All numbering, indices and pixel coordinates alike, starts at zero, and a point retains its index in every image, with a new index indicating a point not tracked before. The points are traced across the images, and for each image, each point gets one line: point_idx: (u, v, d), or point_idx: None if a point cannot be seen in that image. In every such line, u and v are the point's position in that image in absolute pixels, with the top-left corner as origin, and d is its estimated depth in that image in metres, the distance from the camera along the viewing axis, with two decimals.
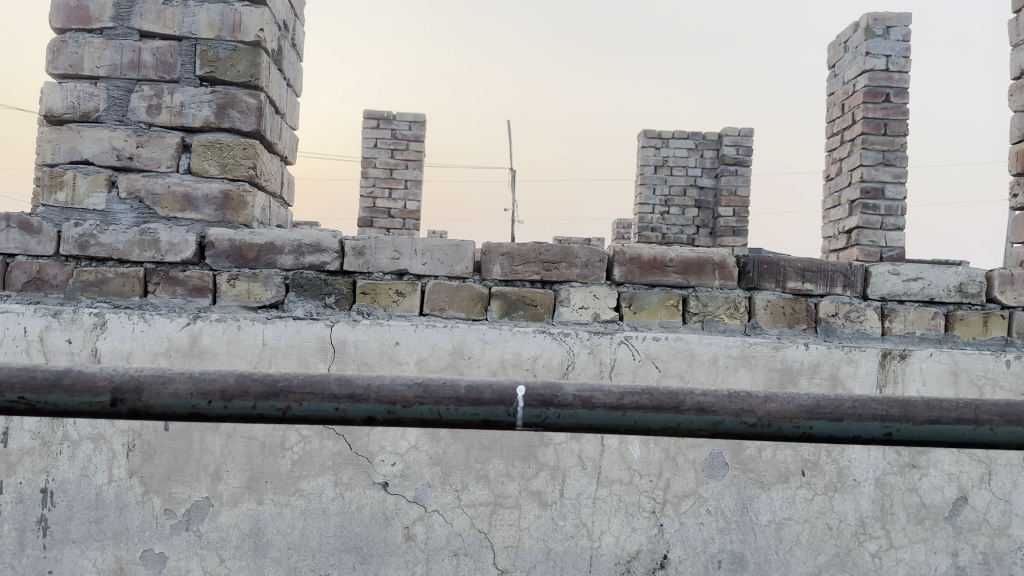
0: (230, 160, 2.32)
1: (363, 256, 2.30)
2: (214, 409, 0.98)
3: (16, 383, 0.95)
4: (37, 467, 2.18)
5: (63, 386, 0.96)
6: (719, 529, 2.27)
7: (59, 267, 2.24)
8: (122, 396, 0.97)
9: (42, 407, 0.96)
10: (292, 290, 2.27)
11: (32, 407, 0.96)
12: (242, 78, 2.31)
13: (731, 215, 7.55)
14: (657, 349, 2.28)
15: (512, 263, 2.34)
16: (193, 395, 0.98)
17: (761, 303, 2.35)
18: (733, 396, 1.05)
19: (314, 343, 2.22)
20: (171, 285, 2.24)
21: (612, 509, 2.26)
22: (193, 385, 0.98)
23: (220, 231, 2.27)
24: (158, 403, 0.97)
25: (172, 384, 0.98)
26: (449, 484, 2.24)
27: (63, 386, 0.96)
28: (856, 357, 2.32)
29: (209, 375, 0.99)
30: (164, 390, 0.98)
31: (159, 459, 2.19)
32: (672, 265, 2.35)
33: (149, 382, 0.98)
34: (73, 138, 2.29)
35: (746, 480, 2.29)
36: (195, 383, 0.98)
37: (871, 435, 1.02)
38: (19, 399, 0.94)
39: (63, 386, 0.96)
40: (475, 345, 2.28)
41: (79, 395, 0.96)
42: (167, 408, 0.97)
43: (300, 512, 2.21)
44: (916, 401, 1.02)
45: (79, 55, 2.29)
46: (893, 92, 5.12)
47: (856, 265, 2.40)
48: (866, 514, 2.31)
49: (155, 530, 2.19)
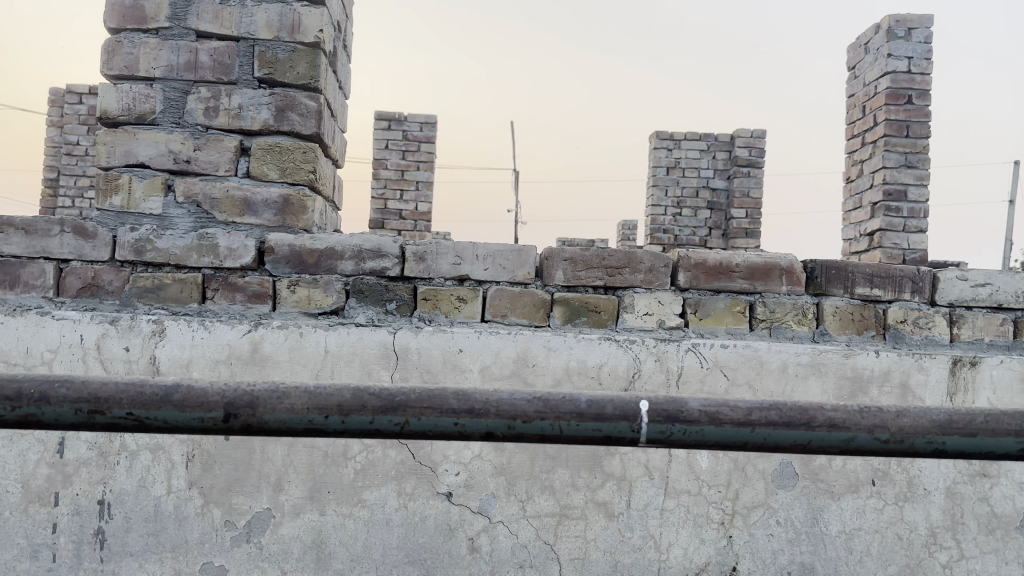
0: (289, 164, 2.28)
1: (424, 261, 2.25)
2: (329, 425, 0.98)
3: (124, 399, 0.94)
4: (94, 478, 2.13)
5: (172, 402, 0.95)
6: (789, 540, 2.23)
7: (115, 272, 2.19)
8: (235, 412, 0.96)
9: (151, 423, 0.94)
10: (353, 296, 2.22)
11: (139, 424, 0.94)
12: (301, 80, 2.27)
13: (745, 217, 7.53)
14: (725, 356, 2.24)
15: (575, 268, 2.29)
16: (309, 410, 0.97)
17: (830, 309, 2.31)
18: (866, 411, 1.07)
19: (377, 350, 2.17)
20: (230, 292, 2.19)
21: (681, 520, 2.21)
22: (308, 400, 0.98)
23: (280, 236, 2.22)
24: (273, 418, 0.97)
25: (288, 398, 0.98)
26: (514, 494, 2.19)
27: (173, 401, 0.95)
28: (926, 364, 2.28)
29: (325, 390, 0.99)
30: (280, 405, 0.97)
31: (220, 469, 2.14)
32: (738, 271, 2.30)
33: (263, 398, 0.97)
34: (129, 140, 2.24)
35: (816, 489, 2.25)
36: (311, 396, 0.98)
37: (1005, 449, 1.05)
38: (128, 414, 0.93)
39: (174, 402, 0.95)
40: (540, 352, 2.23)
41: (190, 411, 0.96)
42: (283, 424, 0.96)
43: (363, 523, 2.16)
44: None
45: (134, 55, 2.24)
46: (915, 94, 5.08)
47: (924, 270, 2.36)
48: (936, 525, 2.27)
49: (215, 542, 2.14)
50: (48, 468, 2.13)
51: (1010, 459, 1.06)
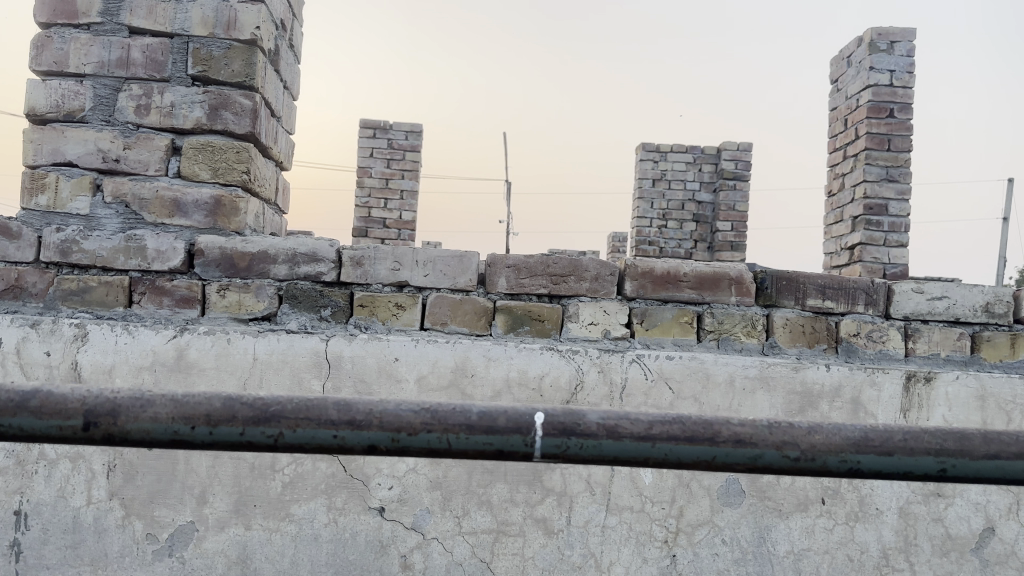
0: (222, 164, 2.20)
1: (361, 266, 2.18)
2: (197, 436, 0.93)
3: None
4: (11, 487, 2.04)
5: (29, 409, 0.91)
6: (734, 560, 2.15)
7: (39, 274, 2.11)
8: (95, 421, 0.92)
9: (5, 430, 0.90)
10: (286, 302, 2.15)
11: None
12: (236, 78, 2.20)
13: (729, 230, 7.45)
14: (670, 368, 2.16)
15: (518, 275, 2.22)
16: (174, 420, 0.93)
17: (780, 321, 2.24)
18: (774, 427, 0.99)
19: (308, 358, 2.10)
20: (157, 296, 2.11)
21: (622, 538, 2.13)
22: (175, 409, 0.94)
23: (211, 238, 2.15)
24: (136, 427, 0.92)
25: (152, 407, 0.94)
26: (450, 510, 2.11)
27: (29, 408, 0.92)
28: (879, 379, 2.21)
29: (194, 399, 0.95)
30: (143, 414, 0.93)
31: (142, 480, 2.06)
32: (686, 280, 2.24)
33: (126, 406, 0.93)
34: (56, 138, 2.16)
35: (764, 508, 2.17)
36: (177, 406, 0.94)
37: (925, 471, 0.99)
38: None
39: (28, 409, 0.91)
40: (479, 362, 2.15)
41: (47, 418, 0.92)
42: (145, 433, 0.92)
43: (290, 538, 2.08)
44: (972, 435, 0.99)
45: (64, 51, 2.17)
46: (897, 107, 5.04)
47: (878, 282, 2.29)
48: (888, 545, 2.20)
49: (136, 556, 2.05)
50: None
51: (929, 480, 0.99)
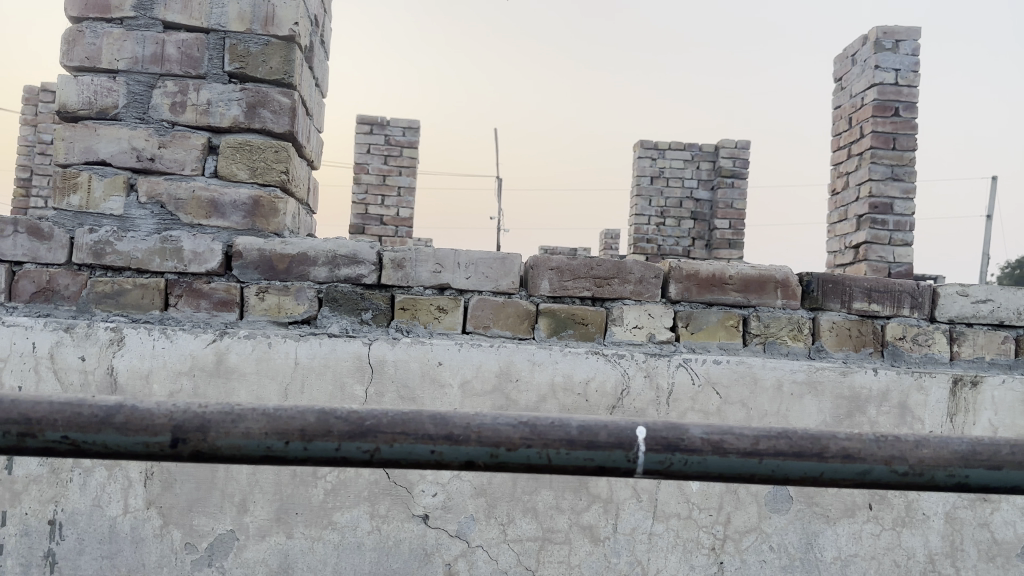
0: (260, 164, 2.15)
1: (402, 269, 2.13)
2: (291, 451, 0.95)
3: (62, 421, 0.90)
4: (44, 496, 1.98)
5: (115, 425, 0.91)
6: (782, 567, 2.13)
7: (71, 276, 2.05)
8: (183, 437, 0.92)
9: (91, 447, 0.91)
10: (326, 305, 2.10)
11: (78, 447, 0.91)
12: (274, 75, 2.14)
13: (727, 228, 7.43)
14: (717, 373, 2.13)
15: (562, 278, 2.18)
16: (266, 435, 0.94)
17: (826, 324, 2.22)
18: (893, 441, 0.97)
19: (351, 363, 2.05)
20: (194, 298, 2.06)
21: (669, 546, 2.10)
22: (267, 424, 0.94)
23: (249, 240, 2.09)
24: (226, 443, 0.92)
25: (243, 422, 0.94)
26: (495, 517, 2.07)
27: (114, 424, 0.92)
28: (926, 383, 2.19)
29: (287, 413, 0.96)
30: (234, 429, 0.94)
31: (180, 488, 2.00)
32: (732, 283, 2.20)
33: (216, 421, 0.93)
34: (89, 136, 2.10)
35: (811, 514, 2.14)
36: (269, 421, 0.94)
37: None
38: (65, 439, 0.89)
39: (116, 427, 0.91)
40: (524, 367, 2.11)
41: (134, 434, 0.91)
42: (237, 449, 0.93)
43: (333, 547, 2.03)
44: None
45: (96, 46, 2.11)
46: (901, 106, 5.01)
47: (923, 285, 2.27)
48: (935, 551, 2.18)
49: (174, 566, 2.00)
50: None
51: None
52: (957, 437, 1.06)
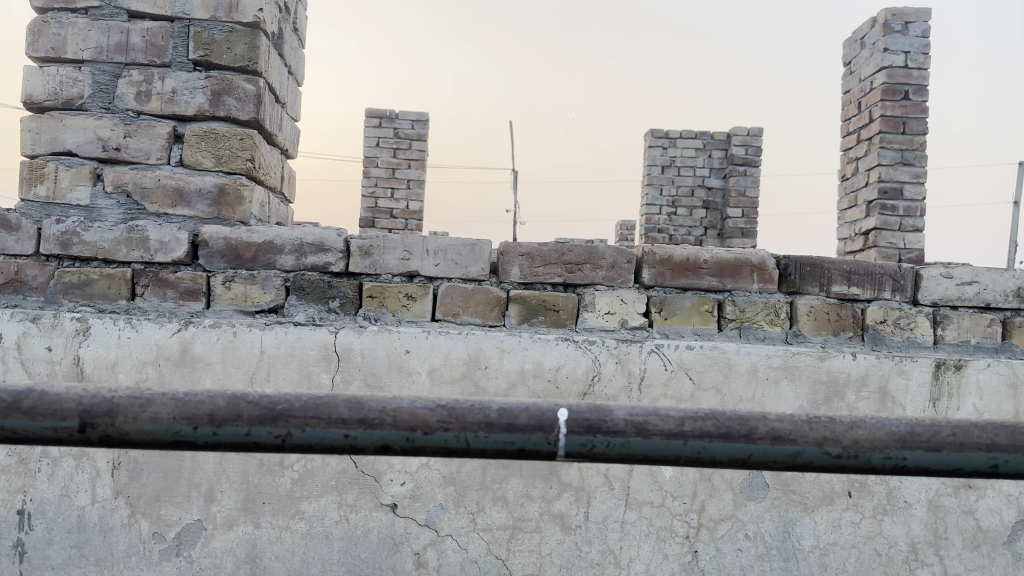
0: (225, 151, 2.14)
1: (370, 256, 2.11)
2: (200, 436, 0.94)
3: None
4: (13, 486, 1.99)
5: (21, 409, 0.91)
6: (758, 555, 2.09)
7: (39, 267, 2.05)
8: (91, 422, 0.92)
9: None
10: (293, 293, 2.08)
11: None
12: (239, 62, 2.13)
13: (740, 216, 7.35)
14: (690, 358, 2.09)
15: (532, 264, 2.15)
16: (176, 419, 0.93)
17: (804, 308, 2.17)
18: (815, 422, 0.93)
19: (317, 351, 2.03)
20: (161, 288, 2.05)
21: (642, 534, 2.07)
22: (174, 408, 0.93)
23: (214, 229, 2.08)
24: (134, 428, 0.91)
25: (151, 408, 0.93)
26: (464, 506, 2.05)
27: (21, 409, 0.91)
28: (907, 367, 2.14)
29: (194, 397, 0.95)
30: (141, 413, 0.93)
31: (147, 478, 2.00)
32: (706, 267, 2.16)
33: (123, 406, 0.93)
34: (55, 126, 2.10)
35: (788, 502, 2.10)
36: (177, 405, 0.94)
37: (973, 466, 0.99)
38: None
39: (19, 410, 0.90)
40: (493, 353, 2.08)
41: (41, 419, 0.91)
42: (144, 434, 0.91)
43: (301, 536, 2.02)
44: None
45: (61, 36, 2.10)
46: (912, 89, 4.93)
47: (906, 267, 2.22)
48: (918, 540, 2.13)
49: (142, 556, 2.00)
50: None
51: (979, 476, 0.98)
52: (895, 418, 1.02)
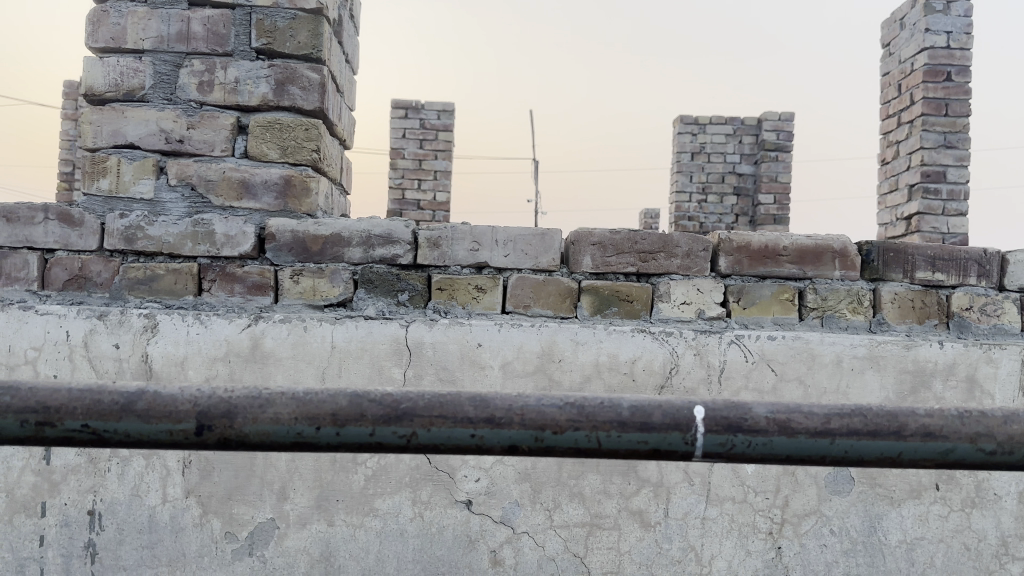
0: (291, 142, 2.09)
1: (438, 248, 2.06)
2: (323, 437, 0.88)
3: (82, 408, 0.85)
4: (83, 486, 1.96)
5: (136, 412, 0.85)
6: (844, 551, 2.02)
7: (103, 263, 2.01)
8: (208, 423, 0.86)
9: (113, 436, 0.85)
10: (362, 287, 2.03)
11: (100, 437, 0.85)
12: (302, 50, 2.08)
13: (772, 203, 7.26)
14: (772, 349, 2.03)
15: (604, 253, 2.08)
16: (297, 420, 0.88)
17: (887, 296, 2.09)
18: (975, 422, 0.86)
19: (388, 345, 1.98)
20: (228, 282, 2.00)
21: (724, 530, 2.01)
22: (297, 409, 0.87)
23: (281, 221, 2.03)
24: (254, 430, 0.86)
25: (272, 407, 0.88)
26: (540, 502, 1.99)
27: (137, 412, 0.86)
28: (995, 355, 2.07)
29: (317, 397, 0.89)
30: (262, 414, 0.87)
31: (219, 476, 1.96)
32: (786, 254, 2.09)
33: (242, 406, 0.87)
34: (117, 119, 2.06)
35: (874, 495, 2.03)
36: (299, 405, 0.88)
37: None
38: (84, 427, 0.84)
39: (137, 413, 0.85)
40: (567, 346, 2.02)
41: (156, 422, 0.85)
42: (266, 436, 0.86)
43: (375, 534, 1.97)
44: None
45: (121, 26, 2.06)
46: (955, 71, 4.82)
47: (992, 252, 2.14)
48: (1008, 534, 2.06)
49: (215, 556, 1.96)
50: (34, 476, 1.96)
51: None
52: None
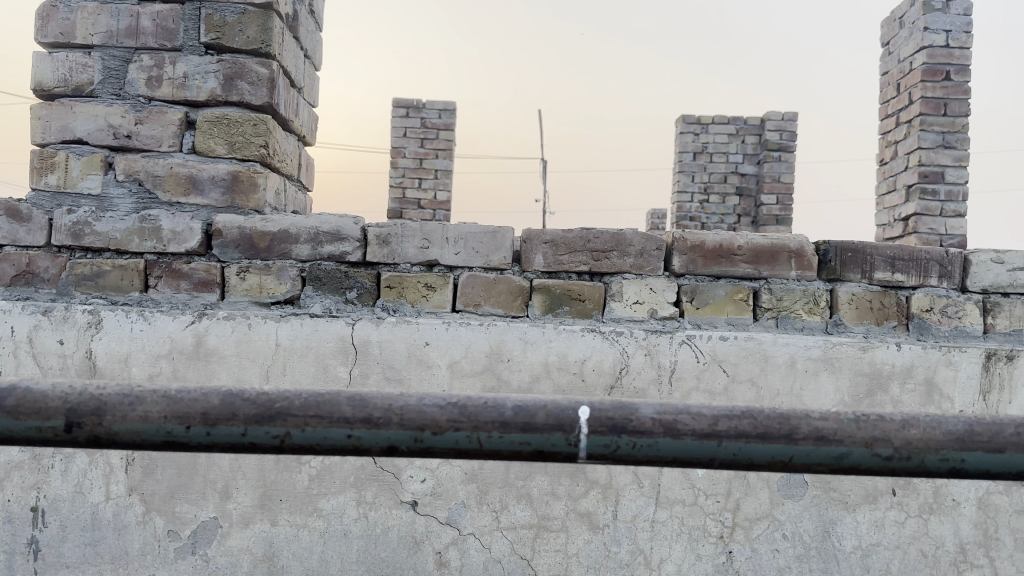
0: (239, 138, 2.07)
1: (388, 245, 2.03)
2: (193, 437, 0.83)
3: None
4: (27, 483, 1.95)
5: (4, 408, 0.81)
6: (796, 556, 1.98)
7: (51, 258, 2.00)
8: (78, 421, 0.82)
9: None
10: (309, 284, 2.01)
11: None
12: (251, 45, 2.06)
13: (774, 203, 7.19)
14: (724, 350, 1.99)
15: (556, 252, 2.05)
16: (167, 419, 0.83)
17: (845, 296, 2.05)
18: None
19: (334, 344, 1.96)
20: (174, 279, 1.99)
21: (673, 534, 1.97)
22: (167, 407, 0.83)
23: (228, 218, 2.02)
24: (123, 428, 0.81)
25: (142, 405, 0.83)
26: (487, 503, 1.96)
27: (4, 408, 0.81)
28: (955, 359, 2.02)
29: (190, 395, 0.85)
30: (131, 412, 0.82)
31: (162, 474, 1.94)
32: (740, 253, 2.05)
33: (112, 403, 0.82)
34: (65, 114, 2.05)
35: (828, 500, 1.99)
36: (170, 403, 0.83)
37: None
38: None
39: (4, 408, 0.81)
40: (516, 346, 1.99)
41: (24, 418, 0.81)
42: (134, 436, 0.82)
43: (319, 534, 1.95)
44: None
45: (71, 21, 2.05)
46: (954, 70, 4.74)
47: (954, 252, 2.09)
48: (967, 540, 2.01)
49: (158, 554, 1.95)
50: None
51: None
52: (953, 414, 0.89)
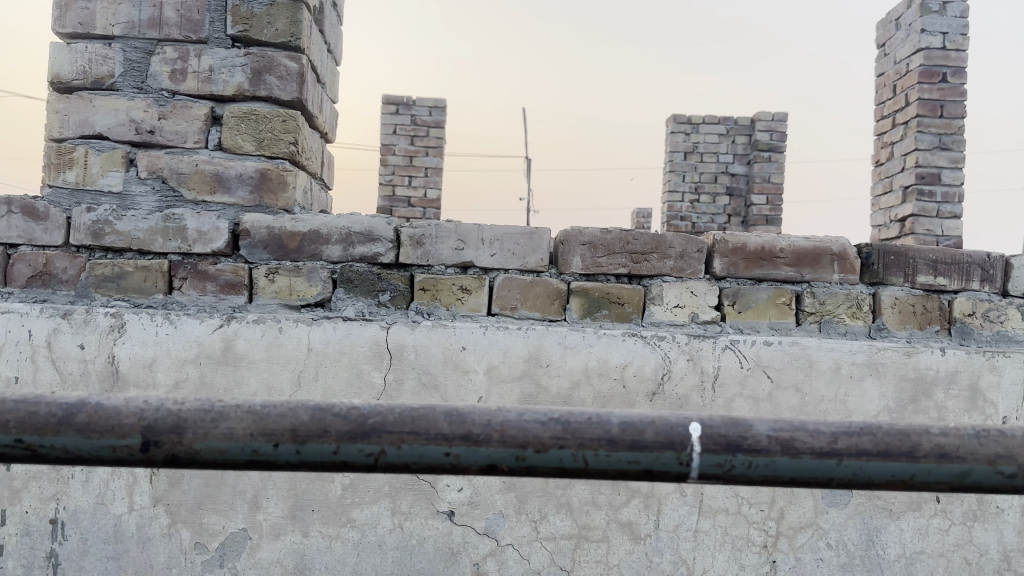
0: (267, 134, 2.00)
1: (422, 246, 1.97)
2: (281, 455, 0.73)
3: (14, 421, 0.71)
4: (45, 494, 1.86)
5: (76, 426, 0.72)
6: (840, 565, 1.95)
7: (69, 259, 1.91)
8: (156, 438, 0.72)
9: (47, 453, 0.72)
10: (341, 286, 1.94)
11: (33, 454, 0.72)
12: (281, 38, 1.99)
13: (765, 203, 7.19)
14: (768, 355, 1.94)
15: (594, 254, 2.00)
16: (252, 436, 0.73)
17: (888, 300, 2.02)
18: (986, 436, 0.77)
19: (368, 349, 1.89)
20: (200, 281, 1.91)
21: (717, 544, 1.93)
22: (254, 423, 0.73)
23: (257, 217, 1.94)
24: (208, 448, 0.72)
25: (226, 421, 0.73)
26: (526, 513, 1.91)
27: (76, 426, 0.72)
28: (999, 363, 1.99)
29: (277, 409, 0.74)
30: (214, 429, 0.72)
31: (188, 485, 1.87)
32: (782, 256, 2.01)
33: (194, 420, 0.73)
34: (84, 108, 1.96)
35: (872, 507, 1.95)
36: (255, 419, 0.73)
37: None
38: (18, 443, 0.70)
39: (76, 426, 0.71)
40: (555, 350, 1.93)
41: (97, 436, 0.72)
42: (219, 456, 0.72)
43: (352, 546, 1.89)
44: None
45: (90, 10, 1.96)
46: (950, 72, 4.72)
47: (995, 256, 2.07)
48: (1010, 547, 1.99)
49: (184, 567, 1.87)
50: None
51: None
52: None
